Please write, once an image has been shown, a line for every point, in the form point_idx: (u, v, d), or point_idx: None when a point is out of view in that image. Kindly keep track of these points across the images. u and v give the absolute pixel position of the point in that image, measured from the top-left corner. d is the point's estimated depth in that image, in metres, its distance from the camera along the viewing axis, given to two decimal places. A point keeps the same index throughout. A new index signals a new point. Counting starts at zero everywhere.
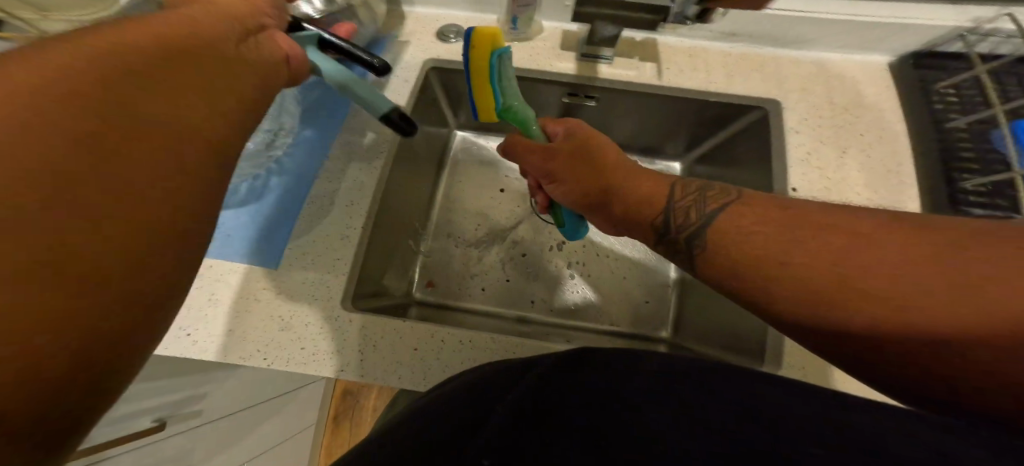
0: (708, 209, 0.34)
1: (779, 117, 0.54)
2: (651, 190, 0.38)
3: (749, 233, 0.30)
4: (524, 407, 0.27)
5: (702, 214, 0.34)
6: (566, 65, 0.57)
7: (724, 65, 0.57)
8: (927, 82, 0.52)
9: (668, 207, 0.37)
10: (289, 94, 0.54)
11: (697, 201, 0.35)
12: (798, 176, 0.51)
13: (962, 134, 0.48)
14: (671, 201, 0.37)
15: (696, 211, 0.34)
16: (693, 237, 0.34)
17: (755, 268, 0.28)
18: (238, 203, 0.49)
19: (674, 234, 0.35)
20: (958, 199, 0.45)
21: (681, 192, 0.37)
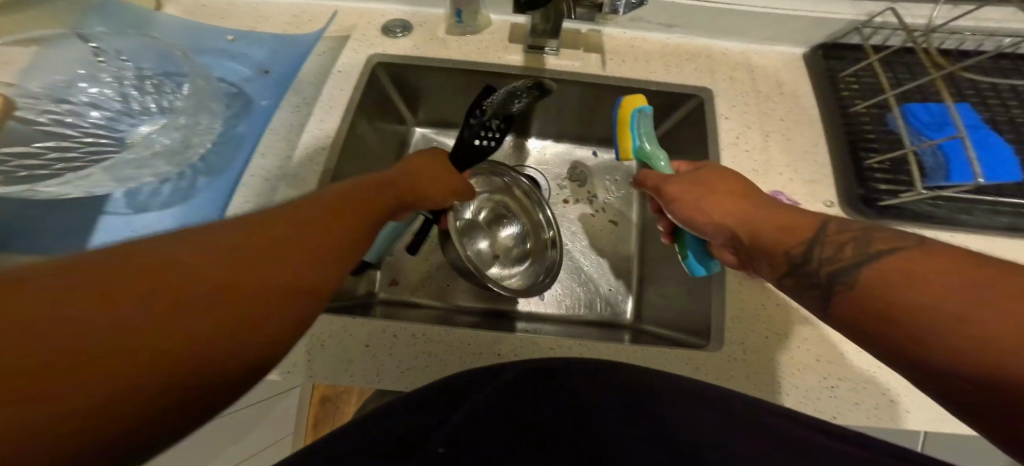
0: (871, 249, 0.28)
1: (711, 103, 0.58)
2: (794, 219, 0.33)
3: (899, 279, 0.24)
4: (476, 410, 0.30)
5: (860, 253, 0.28)
6: (514, 57, 0.58)
7: (660, 56, 0.62)
8: (834, 72, 0.58)
9: (816, 239, 0.31)
10: (206, 81, 0.47)
11: (854, 240, 0.29)
12: (731, 159, 0.54)
13: (864, 117, 0.54)
14: (822, 236, 0.31)
15: (851, 248, 0.29)
16: (840, 273, 0.28)
17: (893, 317, 0.23)
18: (161, 204, 0.43)
19: (816, 268, 0.30)
20: (866, 177, 0.51)
21: (833, 231, 0.31)
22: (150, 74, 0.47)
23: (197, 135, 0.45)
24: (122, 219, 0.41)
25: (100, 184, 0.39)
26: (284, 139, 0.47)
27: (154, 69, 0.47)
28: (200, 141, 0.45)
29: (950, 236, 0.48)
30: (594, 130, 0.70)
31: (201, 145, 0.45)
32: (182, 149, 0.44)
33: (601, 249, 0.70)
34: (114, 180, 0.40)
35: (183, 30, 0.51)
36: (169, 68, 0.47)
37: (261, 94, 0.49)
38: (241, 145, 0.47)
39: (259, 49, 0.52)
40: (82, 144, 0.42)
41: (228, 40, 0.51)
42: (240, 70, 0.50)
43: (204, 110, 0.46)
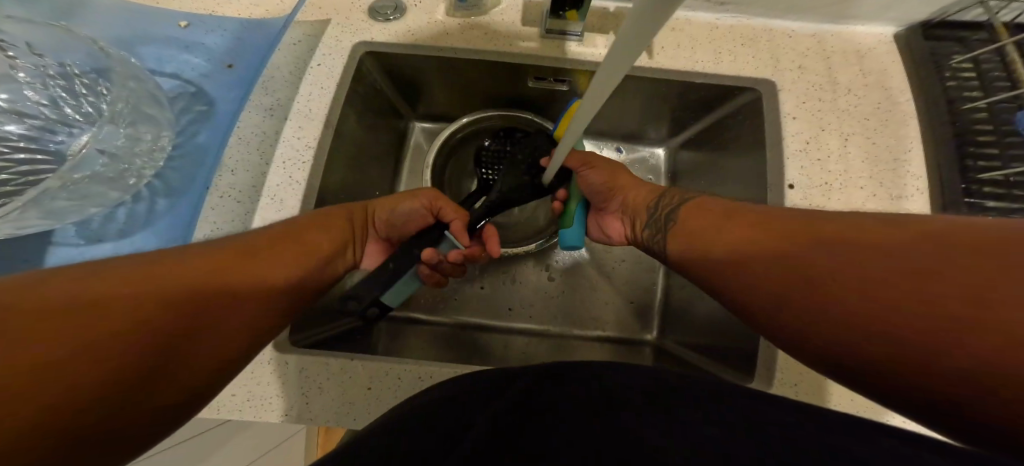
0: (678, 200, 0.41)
1: (773, 99, 0.48)
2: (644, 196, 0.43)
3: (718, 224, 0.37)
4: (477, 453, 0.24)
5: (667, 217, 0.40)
6: (528, 44, 0.48)
7: (711, 39, 0.51)
8: (939, 56, 0.47)
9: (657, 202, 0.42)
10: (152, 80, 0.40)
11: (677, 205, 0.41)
12: (795, 169, 0.45)
13: (980, 114, 0.44)
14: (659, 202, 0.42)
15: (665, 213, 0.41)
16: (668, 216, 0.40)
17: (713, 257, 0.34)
18: (117, 233, 0.37)
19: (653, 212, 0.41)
20: (971, 191, 0.41)
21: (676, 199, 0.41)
22: (78, 72, 0.40)
23: (139, 157, 0.38)
24: (73, 251, 0.36)
25: (27, 220, 0.34)
26: (252, 148, 0.40)
27: (83, 66, 0.40)
28: (144, 164, 0.39)
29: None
30: (624, 126, 0.60)
31: (147, 168, 0.39)
32: (120, 174, 0.37)
33: (625, 258, 0.63)
34: (45, 215, 0.34)
35: (123, 18, 0.44)
36: (102, 65, 0.40)
37: (223, 93, 0.43)
38: (205, 158, 0.40)
39: (219, 38, 0.44)
40: (14, 165, 0.36)
41: (181, 27, 0.44)
42: (197, 63, 0.43)
43: (145, 119, 0.39)
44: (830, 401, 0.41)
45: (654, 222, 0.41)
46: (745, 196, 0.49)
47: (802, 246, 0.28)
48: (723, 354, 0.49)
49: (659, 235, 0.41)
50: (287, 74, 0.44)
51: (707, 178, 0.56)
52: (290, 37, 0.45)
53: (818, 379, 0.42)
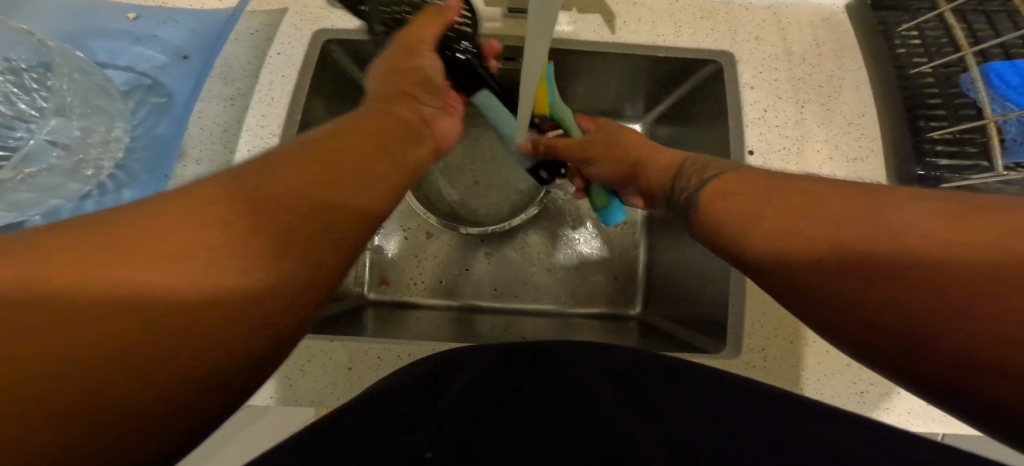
0: (708, 175, 0.37)
1: (733, 70, 0.49)
2: (668, 161, 0.43)
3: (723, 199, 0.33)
4: None
5: (700, 181, 0.37)
6: (491, 25, 0.48)
7: (673, 14, 0.52)
8: (888, 24, 0.49)
9: (676, 178, 0.41)
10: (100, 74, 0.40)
11: (698, 172, 0.38)
12: (755, 137, 0.47)
13: (927, 79, 0.45)
14: (681, 173, 0.41)
15: (693, 182, 0.38)
16: (692, 196, 0.37)
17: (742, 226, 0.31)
18: None
19: (678, 194, 0.39)
20: (923, 151, 0.43)
21: (692, 165, 0.40)
22: (25, 66, 0.39)
23: (92, 148, 0.38)
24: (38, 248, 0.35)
25: None
26: (213, 139, 0.40)
27: (30, 61, 0.39)
28: (100, 155, 0.38)
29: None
30: (598, 104, 0.61)
31: (104, 159, 0.38)
32: (77, 166, 0.37)
33: (605, 235, 0.64)
34: (5, 207, 0.34)
35: (68, 10, 0.42)
36: (47, 58, 0.39)
37: (179, 85, 0.42)
38: (164, 150, 0.40)
39: (172, 30, 0.43)
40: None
41: (130, 18, 0.43)
42: (151, 57, 0.42)
43: (97, 112, 0.39)
44: (804, 362, 0.43)
45: (679, 199, 0.39)
46: None
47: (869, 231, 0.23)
48: (699, 321, 0.51)
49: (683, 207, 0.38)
50: (248, 65, 0.43)
51: (681, 151, 0.57)
52: (246, 26, 0.45)
53: (789, 339, 0.44)
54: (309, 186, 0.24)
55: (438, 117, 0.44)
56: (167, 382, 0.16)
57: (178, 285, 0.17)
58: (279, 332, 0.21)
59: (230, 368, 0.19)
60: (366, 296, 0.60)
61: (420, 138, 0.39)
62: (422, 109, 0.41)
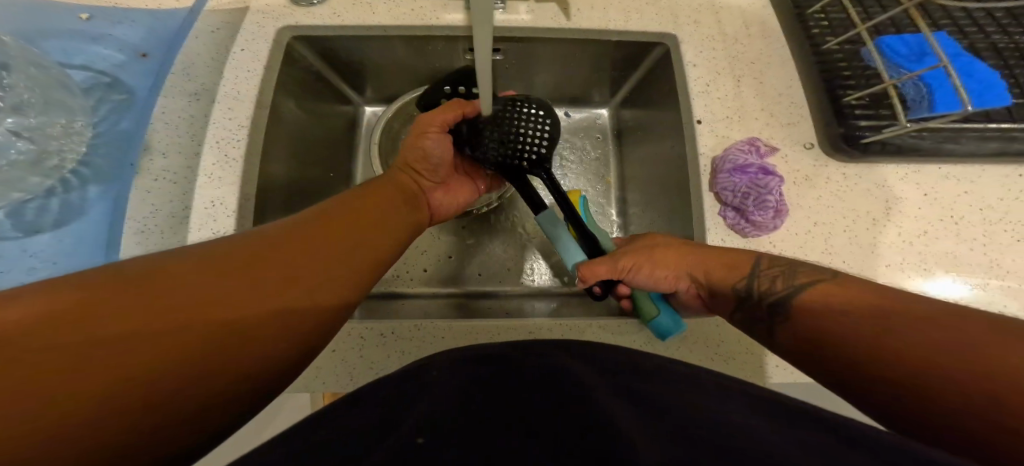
0: (799, 283, 0.36)
1: (678, 51, 0.55)
2: (738, 259, 0.40)
3: (801, 295, 0.35)
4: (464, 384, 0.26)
5: (786, 286, 0.37)
6: (454, 16, 0.50)
7: (621, 3, 0.57)
8: (801, 7, 0.56)
9: (753, 274, 0.38)
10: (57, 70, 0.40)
11: (783, 274, 0.38)
12: (702, 108, 0.52)
13: (838, 53, 0.52)
14: (756, 270, 0.39)
15: (780, 282, 0.37)
16: (776, 304, 0.36)
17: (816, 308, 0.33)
18: (54, 224, 0.38)
19: (756, 301, 0.38)
20: (846, 114, 0.49)
21: (767, 264, 0.39)
22: None
23: (55, 140, 0.40)
24: (11, 244, 0.37)
25: None
26: (177, 131, 0.40)
27: None
28: (66, 149, 0.40)
29: (937, 167, 0.52)
30: (564, 90, 0.66)
31: (70, 155, 0.40)
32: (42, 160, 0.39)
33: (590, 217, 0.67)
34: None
35: (15, 9, 0.42)
36: (5, 58, 0.40)
37: (140, 81, 0.43)
38: (129, 142, 0.40)
39: (126, 26, 0.43)
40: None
41: (82, 19, 0.42)
42: (108, 55, 0.43)
43: (60, 109, 0.40)
44: None
45: (753, 307, 0.38)
46: (669, 140, 0.55)
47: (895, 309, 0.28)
48: None
49: (773, 295, 0.37)
50: (210, 61, 0.44)
51: (643, 131, 0.62)
52: (206, 24, 0.45)
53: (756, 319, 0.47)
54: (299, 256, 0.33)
55: (436, 191, 0.51)
56: (144, 411, 0.21)
57: (168, 331, 0.23)
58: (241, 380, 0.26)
59: (199, 405, 0.23)
60: None
61: (406, 207, 0.44)
62: (420, 182, 0.49)
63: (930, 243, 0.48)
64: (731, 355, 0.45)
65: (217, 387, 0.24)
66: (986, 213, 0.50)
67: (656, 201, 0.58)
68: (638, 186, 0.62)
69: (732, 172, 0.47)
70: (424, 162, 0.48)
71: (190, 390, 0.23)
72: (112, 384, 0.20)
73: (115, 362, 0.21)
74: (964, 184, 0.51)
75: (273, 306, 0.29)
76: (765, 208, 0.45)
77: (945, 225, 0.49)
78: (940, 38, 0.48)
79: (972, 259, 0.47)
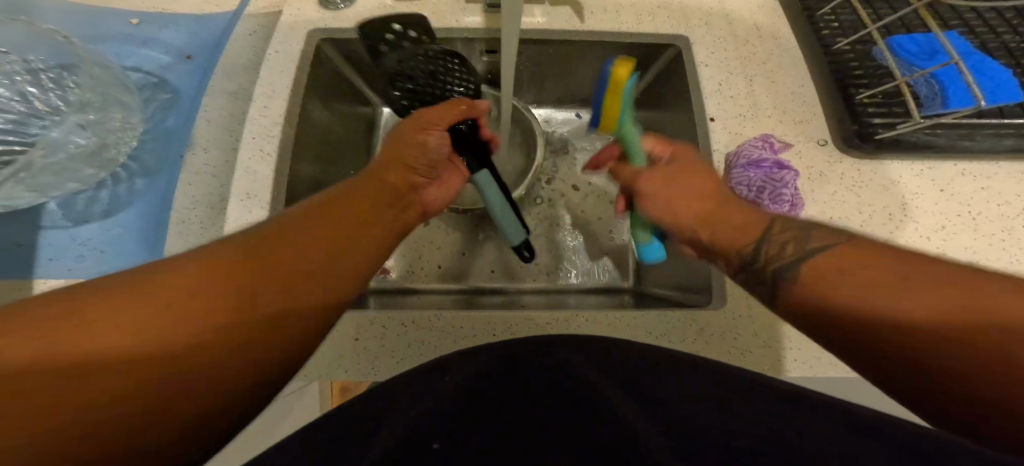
0: (813, 245, 0.28)
1: (689, 52, 0.56)
2: (743, 218, 0.32)
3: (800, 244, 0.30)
4: None
5: (803, 248, 0.29)
6: (473, 20, 0.53)
7: (633, 6, 0.58)
8: (811, 10, 0.57)
9: (765, 238, 0.30)
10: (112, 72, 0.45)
11: (797, 236, 0.30)
12: (714, 106, 0.53)
13: (848, 53, 0.53)
14: (768, 233, 0.31)
15: (794, 245, 0.29)
16: (783, 272, 0.29)
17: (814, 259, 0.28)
18: (102, 213, 0.42)
19: (761, 266, 0.30)
20: (858, 112, 0.50)
21: (778, 227, 0.31)
22: (43, 67, 0.45)
23: (112, 134, 0.44)
24: (61, 233, 0.40)
25: (16, 195, 0.40)
26: (217, 127, 0.43)
27: (48, 62, 0.45)
28: (119, 142, 0.44)
29: (953, 164, 0.52)
30: (578, 92, 0.67)
31: (123, 148, 0.44)
32: (99, 151, 0.43)
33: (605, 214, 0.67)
34: (31, 189, 0.40)
35: (76, 17, 0.48)
36: (67, 60, 0.45)
37: (183, 82, 0.47)
38: (174, 139, 0.45)
39: (174, 32, 0.48)
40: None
41: (132, 24, 0.48)
42: (155, 58, 0.47)
43: (114, 105, 0.45)
44: None
45: (755, 273, 0.31)
46: (682, 138, 0.56)
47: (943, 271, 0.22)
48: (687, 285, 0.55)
49: (779, 251, 0.29)
50: (246, 63, 0.47)
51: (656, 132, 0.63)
52: (245, 28, 0.48)
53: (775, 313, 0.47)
54: (271, 246, 0.27)
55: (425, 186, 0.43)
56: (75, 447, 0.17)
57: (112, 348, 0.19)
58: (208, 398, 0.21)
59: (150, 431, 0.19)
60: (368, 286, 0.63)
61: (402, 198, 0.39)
62: (411, 178, 0.40)
63: (950, 238, 0.48)
64: (749, 348, 0.45)
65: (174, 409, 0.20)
66: (1004, 209, 0.49)
67: None
68: None
69: (745, 167, 0.48)
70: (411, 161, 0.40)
71: (203, 408, 0.21)
72: (123, 404, 0.19)
73: (127, 373, 0.19)
74: (981, 180, 0.51)
75: (244, 309, 0.24)
76: (780, 200, 0.46)
77: (962, 221, 0.49)
78: (951, 37, 0.48)
79: (994, 256, 0.47)
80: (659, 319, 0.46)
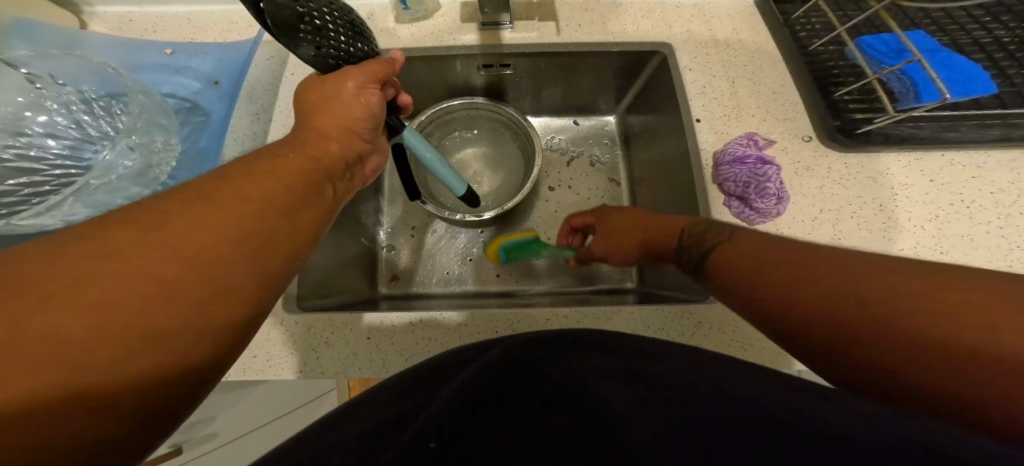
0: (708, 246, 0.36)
1: (674, 57, 0.59)
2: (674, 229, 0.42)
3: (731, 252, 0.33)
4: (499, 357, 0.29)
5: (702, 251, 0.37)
6: (468, 37, 0.59)
7: (618, 15, 0.62)
8: (787, 14, 0.60)
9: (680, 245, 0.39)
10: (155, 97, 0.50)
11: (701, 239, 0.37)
12: (700, 107, 0.56)
13: (823, 53, 0.56)
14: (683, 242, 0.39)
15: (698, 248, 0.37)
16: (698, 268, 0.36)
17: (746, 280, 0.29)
18: None
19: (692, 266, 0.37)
20: (840, 108, 0.53)
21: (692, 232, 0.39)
22: (94, 96, 0.50)
23: (156, 154, 0.48)
24: None
25: (75, 212, 0.43)
26: (243, 142, 0.49)
27: (98, 92, 0.50)
28: (162, 160, 0.48)
29: (940, 154, 0.52)
30: (573, 101, 0.71)
31: (164, 165, 0.48)
32: (144, 170, 0.47)
33: None
34: (86, 206, 0.44)
35: (122, 50, 0.54)
36: (115, 89, 0.51)
37: (213, 105, 0.54)
38: (207, 157, 0.51)
39: (203, 60, 0.54)
40: (52, 177, 0.46)
41: (167, 54, 0.55)
42: (188, 84, 0.54)
43: (157, 128, 0.49)
44: None
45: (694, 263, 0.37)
46: (672, 139, 0.59)
47: (852, 285, 0.23)
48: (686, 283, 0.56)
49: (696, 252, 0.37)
50: (267, 86, 0.52)
51: (652, 136, 0.65)
52: (264, 54, 0.54)
53: None
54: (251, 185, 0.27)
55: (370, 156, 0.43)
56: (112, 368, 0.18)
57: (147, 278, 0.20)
58: (231, 327, 0.23)
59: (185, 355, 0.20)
60: (381, 291, 0.66)
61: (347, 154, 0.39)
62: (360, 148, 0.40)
63: (943, 227, 0.49)
64: (746, 342, 0.47)
65: (200, 339, 0.21)
66: (997, 196, 0.50)
67: (665, 199, 0.60)
68: (649, 185, 0.65)
69: (731, 163, 0.50)
70: (342, 124, 0.38)
71: (181, 363, 0.20)
72: (105, 349, 0.18)
73: (120, 315, 0.18)
74: (970, 169, 0.51)
75: (257, 243, 0.24)
76: (766, 195, 0.48)
77: (956, 209, 0.49)
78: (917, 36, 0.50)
79: (988, 244, 0.47)
80: (656, 314, 0.48)
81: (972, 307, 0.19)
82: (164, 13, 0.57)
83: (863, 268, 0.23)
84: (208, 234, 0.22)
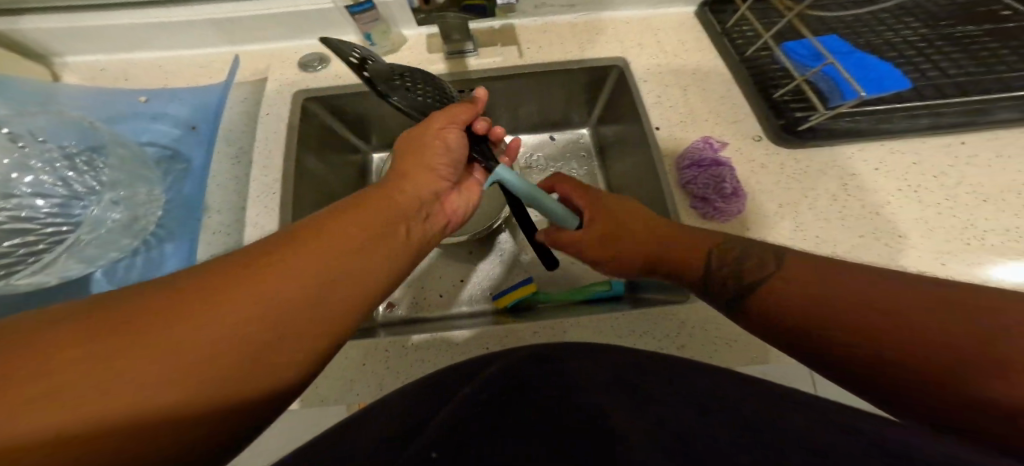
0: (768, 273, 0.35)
1: (628, 70, 0.63)
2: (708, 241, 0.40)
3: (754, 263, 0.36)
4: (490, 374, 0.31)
5: (757, 277, 0.35)
6: (436, 67, 0.62)
7: (573, 35, 0.66)
8: (719, 24, 0.65)
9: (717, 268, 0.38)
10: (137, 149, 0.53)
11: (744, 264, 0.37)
12: (657, 116, 0.59)
13: (757, 58, 0.61)
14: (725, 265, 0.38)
15: (751, 273, 0.36)
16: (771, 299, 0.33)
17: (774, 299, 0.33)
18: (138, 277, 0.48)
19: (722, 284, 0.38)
20: (780, 109, 0.57)
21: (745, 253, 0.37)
22: (77, 152, 0.52)
23: (142, 206, 0.50)
24: None
25: (69, 268, 0.45)
26: (227, 184, 0.52)
27: (79, 146, 0.52)
28: (148, 210, 0.51)
29: (880, 144, 0.56)
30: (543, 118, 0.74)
31: (151, 215, 0.51)
32: (132, 222, 0.49)
33: None
34: (80, 261, 0.46)
35: (98, 102, 0.56)
36: (95, 142, 0.52)
37: (193, 151, 0.55)
38: (191, 201, 0.52)
39: (179, 106, 0.56)
40: (44, 236, 0.47)
41: (143, 102, 0.56)
42: (166, 131, 0.55)
43: (139, 180, 0.51)
44: None
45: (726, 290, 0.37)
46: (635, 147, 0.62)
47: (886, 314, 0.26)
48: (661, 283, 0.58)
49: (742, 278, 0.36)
50: (246, 128, 0.56)
51: (623, 147, 0.66)
52: (239, 96, 0.58)
53: None
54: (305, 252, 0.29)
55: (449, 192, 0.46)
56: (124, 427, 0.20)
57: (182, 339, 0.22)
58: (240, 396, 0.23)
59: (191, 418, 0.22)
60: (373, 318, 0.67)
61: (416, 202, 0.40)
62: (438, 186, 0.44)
63: (896, 212, 0.52)
64: (723, 337, 0.50)
65: (209, 406, 0.22)
66: (940, 179, 0.53)
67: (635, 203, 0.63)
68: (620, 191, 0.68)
69: (690, 167, 0.54)
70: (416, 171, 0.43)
71: (188, 426, 0.22)
72: (122, 405, 0.20)
73: (145, 374, 0.20)
74: (910, 155, 0.55)
75: (287, 312, 0.26)
76: (726, 195, 0.51)
77: (905, 194, 0.53)
78: (833, 40, 0.56)
79: (941, 224, 0.50)
80: (637, 318, 0.51)
81: (996, 332, 0.22)
82: (135, 60, 0.61)
83: (898, 298, 0.26)
84: (244, 299, 0.24)
